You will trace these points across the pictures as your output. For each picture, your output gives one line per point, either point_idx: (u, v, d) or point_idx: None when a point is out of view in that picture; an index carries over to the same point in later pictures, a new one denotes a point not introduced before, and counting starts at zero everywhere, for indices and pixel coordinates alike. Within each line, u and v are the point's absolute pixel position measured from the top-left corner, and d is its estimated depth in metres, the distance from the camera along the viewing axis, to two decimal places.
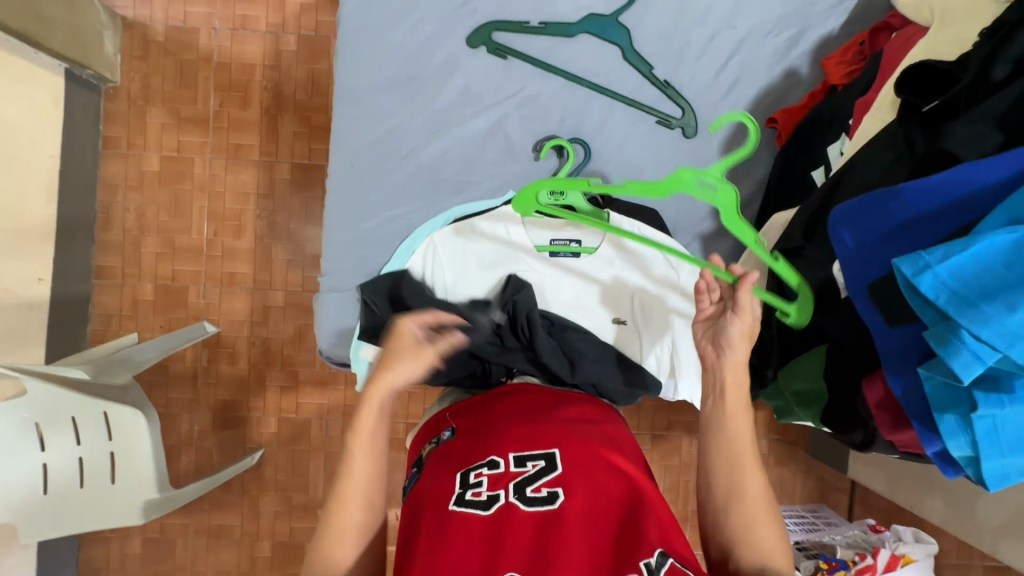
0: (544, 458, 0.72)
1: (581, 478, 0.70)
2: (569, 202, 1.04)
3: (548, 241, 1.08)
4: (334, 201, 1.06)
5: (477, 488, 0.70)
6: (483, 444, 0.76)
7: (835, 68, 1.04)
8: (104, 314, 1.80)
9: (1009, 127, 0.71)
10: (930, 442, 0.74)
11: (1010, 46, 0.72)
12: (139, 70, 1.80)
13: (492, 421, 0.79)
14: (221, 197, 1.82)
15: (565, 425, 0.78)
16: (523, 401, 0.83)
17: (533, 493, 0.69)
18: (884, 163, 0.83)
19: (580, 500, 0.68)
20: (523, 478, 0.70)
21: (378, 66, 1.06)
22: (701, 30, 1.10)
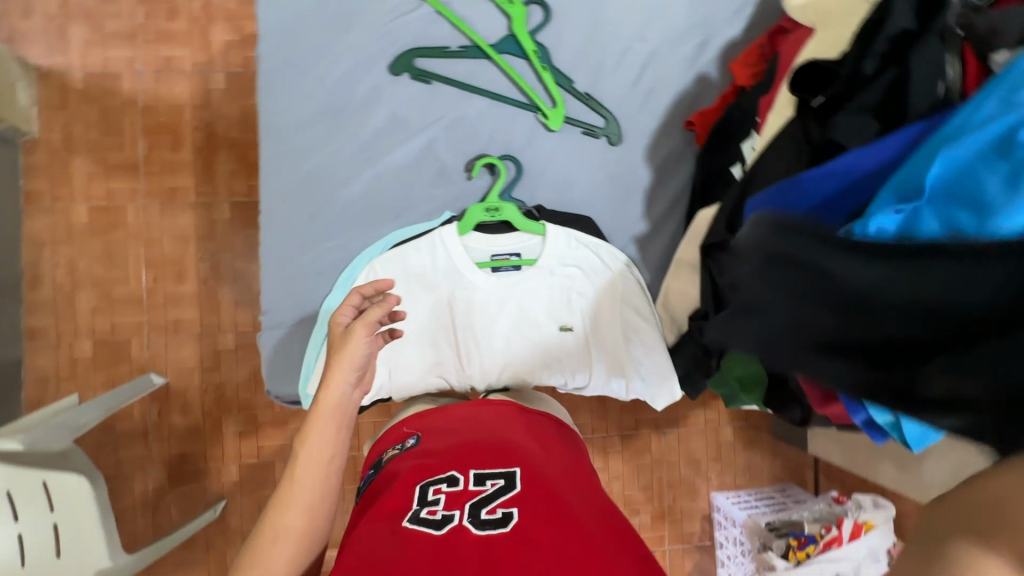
0: (504, 478, 0.74)
1: (538, 497, 0.70)
2: (504, 217, 1.07)
3: (489, 257, 1.10)
4: (269, 238, 1.05)
5: (434, 506, 0.69)
6: (447, 464, 0.77)
7: (741, 70, 1.12)
8: (39, 377, 1.69)
9: (884, 116, 0.77)
10: (856, 411, 0.79)
11: (875, 44, 0.79)
12: (58, 119, 1.73)
13: (457, 444, 0.81)
14: (158, 243, 1.76)
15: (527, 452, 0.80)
16: (489, 424, 0.87)
17: (488, 513, 0.68)
18: (788, 155, 0.89)
19: (533, 517, 0.66)
20: (480, 498, 0.70)
21: (302, 100, 1.06)
22: (614, 44, 1.15)
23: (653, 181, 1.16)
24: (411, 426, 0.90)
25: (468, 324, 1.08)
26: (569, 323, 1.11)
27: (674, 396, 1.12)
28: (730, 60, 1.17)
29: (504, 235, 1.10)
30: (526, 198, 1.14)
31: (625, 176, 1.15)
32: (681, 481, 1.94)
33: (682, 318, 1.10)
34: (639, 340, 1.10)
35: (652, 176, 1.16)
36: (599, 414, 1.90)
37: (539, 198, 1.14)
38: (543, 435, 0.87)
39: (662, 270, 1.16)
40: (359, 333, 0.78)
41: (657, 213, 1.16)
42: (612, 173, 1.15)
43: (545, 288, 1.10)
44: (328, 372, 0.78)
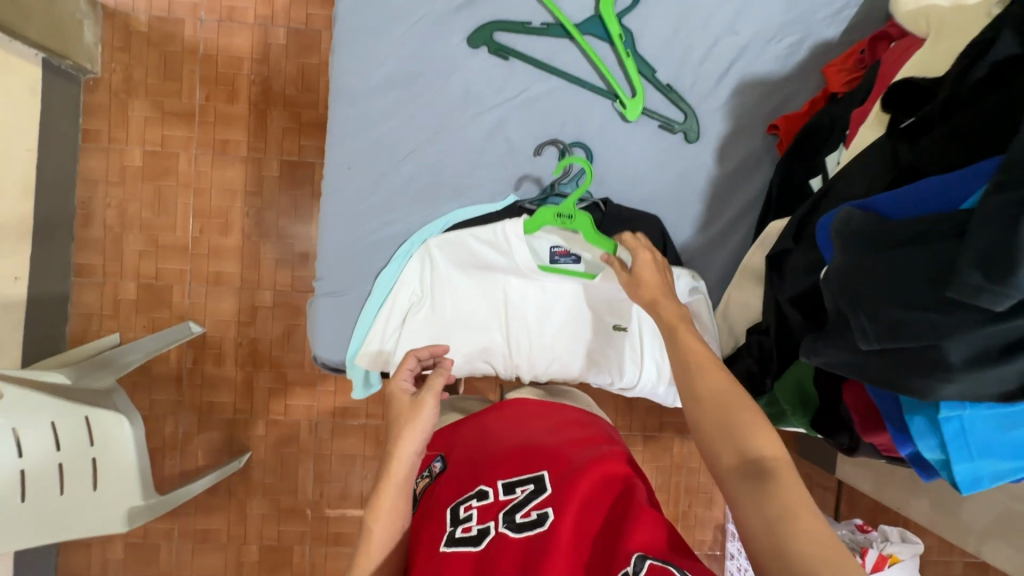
0: (532, 482, 0.74)
1: (566, 497, 0.70)
2: (576, 226, 0.97)
3: (550, 254, 1.04)
4: (331, 204, 1.03)
5: (467, 522, 0.71)
6: (473, 476, 0.77)
7: (836, 75, 1.05)
8: (84, 313, 1.74)
9: (968, 144, 0.68)
10: (904, 444, 0.74)
11: (975, 66, 0.70)
12: (120, 61, 1.73)
13: (482, 450, 0.80)
14: (207, 194, 1.77)
15: (544, 447, 0.78)
16: (512, 422, 0.86)
17: (522, 518, 0.69)
18: (872, 173, 0.82)
19: (567, 518, 0.67)
20: (512, 505, 0.71)
21: (376, 65, 1.02)
22: (703, 35, 1.09)
23: (726, 186, 1.11)
24: (437, 447, 0.89)
25: (522, 311, 1.06)
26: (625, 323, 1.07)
27: None
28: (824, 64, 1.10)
29: (568, 234, 1.02)
30: (595, 190, 1.09)
31: (698, 177, 1.10)
32: (698, 488, 1.93)
33: (741, 330, 1.07)
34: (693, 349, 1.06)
35: (725, 180, 1.11)
36: (625, 412, 1.88)
37: (607, 191, 1.09)
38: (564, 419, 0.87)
39: (724, 279, 1.12)
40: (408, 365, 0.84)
41: (725, 219, 1.10)
42: (684, 172, 1.10)
43: (603, 290, 1.05)
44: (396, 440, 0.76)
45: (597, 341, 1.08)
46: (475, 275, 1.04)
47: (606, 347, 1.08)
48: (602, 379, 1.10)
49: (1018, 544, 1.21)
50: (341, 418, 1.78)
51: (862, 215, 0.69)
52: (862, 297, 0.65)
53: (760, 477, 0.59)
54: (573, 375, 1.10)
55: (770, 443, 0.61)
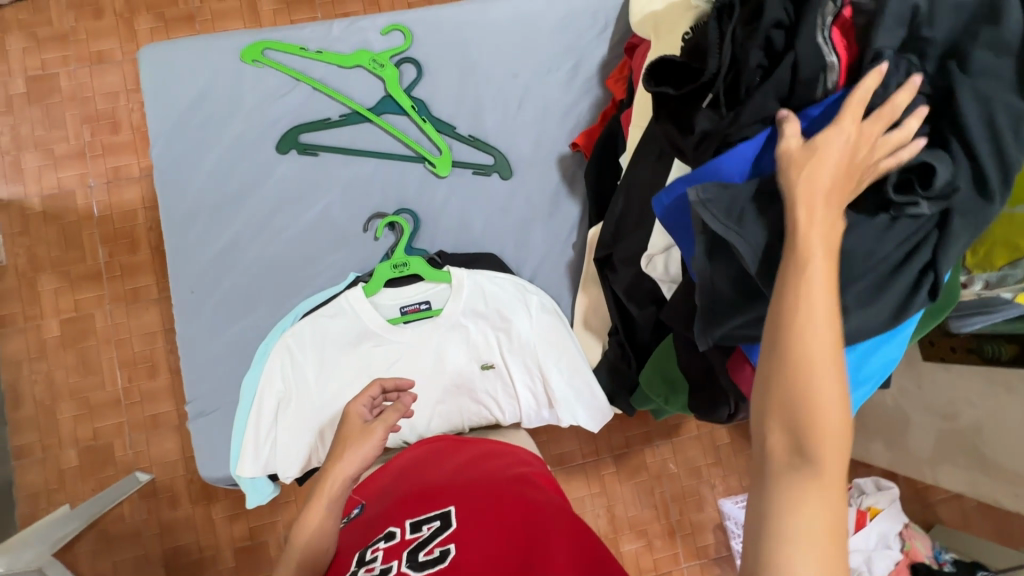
0: (439, 518, 0.76)
1: (468, 531, 0.73)
2: (413, 272, 1.09)
3: (399, 311, 1.11)
4: (185, 329, 1.08)
5: (371, 563, 0.73)
6: (385, 522, 0.80)
7: (614, 85, 1.15)
8: (31, 493, 1.73)
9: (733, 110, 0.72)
10: None
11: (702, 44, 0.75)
12: (22, 244, 1.83)
13: (394, 496, 0.84)
14: (129, 344, 1.82)
15: (457, 485, 0.83)
16: (434, 463, 0.91)
17: (425, 556, 0.70)
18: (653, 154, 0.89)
19: (466, 552, 0.69)
20: (415, 544, 0.73)
21: (197, 193, 1.10)
22: (490, 85, 1.19)
23: (553, 206, 1.17)
24: (361, 495, 0.92)
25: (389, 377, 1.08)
26: (490, 359, 1.10)
27: (608, 416, 1.10)
28: (606, 77, 1.20)
29: (411, 286, 1.11)
30: (429, 246, 1.15)
31: (524, 207, 1.17)
32: (684, 493, 1.88)
33: (602, 335, 1.10)
34: (563, 368, 1.08)
35: (550, 201, 1.17)
36: (586, 437, 1.86)
37: (441, 244, 1.15)
38: (480, 455, 0.92)
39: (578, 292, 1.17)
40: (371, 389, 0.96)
41: (563, 236, 1.17)
42: (509, 206, 1.17)
43: (459, 334, 1.10)
44: (333, 463, 0.87)
45: (471, 384, 1.10)
46: (334, 356, 1.08)
47: (481, 386, 1.10)
48: (488, 418, 1.11)
49: None
50: None
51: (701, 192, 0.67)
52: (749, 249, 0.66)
53: (800, 475, 0.51)
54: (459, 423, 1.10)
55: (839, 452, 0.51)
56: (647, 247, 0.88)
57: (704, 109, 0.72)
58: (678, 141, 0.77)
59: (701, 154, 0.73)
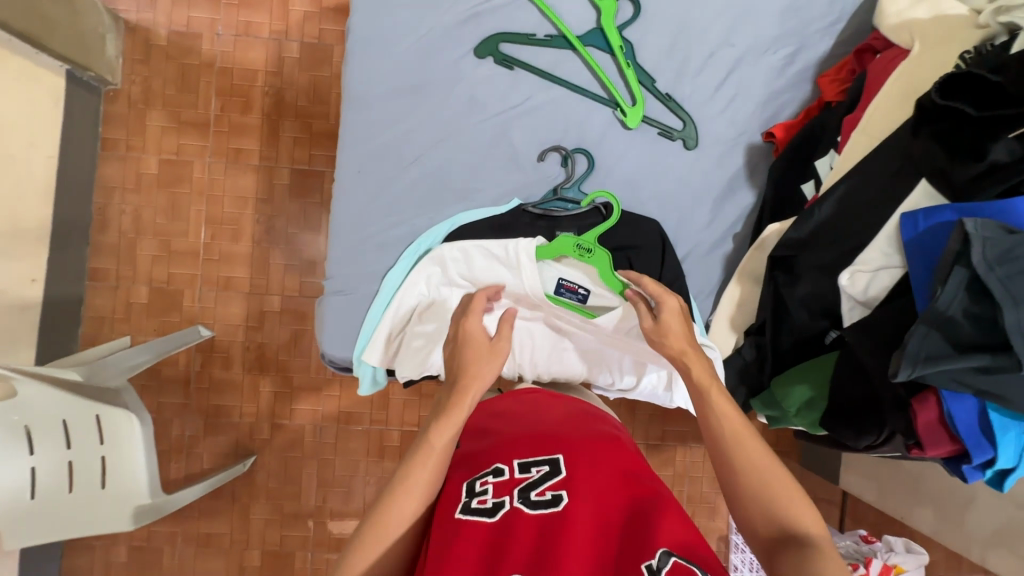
0: (548, 463, 0.72)
1: (586, 483, 0.69)
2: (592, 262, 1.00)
3: (556, 283, 1.06)
4: (341, 205, 1.07)
5: (483, 495, 0.70)
6: (489, 455, 0.76)
7: (829, 85, 1.08)
8: (97, 317, 1.75)
9: None
10: (981, 452, 0.77)
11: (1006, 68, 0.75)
12: (140, 73, 1.77)
13: (494, 436, 0.80)
14: (219, 202, 1.79)
15: (563, 432, 0.77)
16: (532, 408, 0.85)
17: (537, 497, 0.68)
18: (886, 172, 0.87)
19: (583, 504, 0.66)
20: (527, 483, 0.69)
21: (386, 74, 1.07)
22: (701, 48, 1.13)
23: (724, 190, 1.14)
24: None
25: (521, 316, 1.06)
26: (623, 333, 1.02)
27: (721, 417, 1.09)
28: (820, 74, 1.14)
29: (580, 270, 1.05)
30: (594, 194, 1.13)
31: (696, 182, 1.14)
32: (701, 498, 1.83)
33: (738, 330, 1.09)
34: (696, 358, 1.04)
35: (723, 184, 1.14)
36: (626, 418, 1.81)
37: (606, 195, 1.13)
38: (581, 413, 0.85)
39: (721, 282, 1.15)
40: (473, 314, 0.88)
41: (724, 223, 1.14)
42: (683, 178, 1.14)
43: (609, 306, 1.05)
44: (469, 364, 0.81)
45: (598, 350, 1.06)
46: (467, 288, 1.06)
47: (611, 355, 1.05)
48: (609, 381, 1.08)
49: (1018, 551, 1.19)
50: (345, 424, 1.79)
51: (983, 225, 0.70)
52: (1017, 296, 0.67)
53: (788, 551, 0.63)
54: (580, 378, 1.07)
55: (815, 522, 0.65)
56: (855, 262, 0.88)
57: (1009, 139, 0.73)
58: (948, 167, 0.79)
59: (976, 186, 0.76)
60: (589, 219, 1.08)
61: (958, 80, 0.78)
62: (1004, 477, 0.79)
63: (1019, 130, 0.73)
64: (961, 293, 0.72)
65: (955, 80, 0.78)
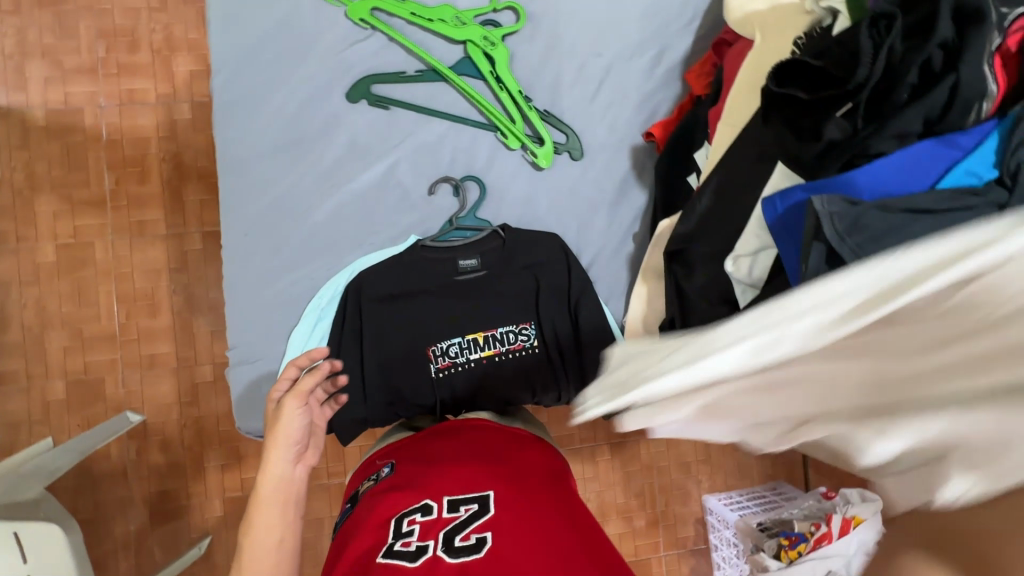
0: (477, 501, 0.72)
1: (511, 517, 0.69)
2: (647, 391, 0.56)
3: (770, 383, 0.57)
4: (234, 272, 1.03)
5: (408, 537, 0.69)
6: (421, 490, 0.75)
7: (695, 80, 1.14)
8: (11, 423, 1.62)
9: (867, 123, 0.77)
10: None
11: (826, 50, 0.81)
12: (20, 159, 1.67)
13: (431, 469, 0.79)
14: (129, 278, 1.70)
15: (503, 462, 0.80)
16: (463, 444, 0.84)
17: (460, 542, 0.67)
18: (749, 158, 0.91)
19: (508, 538, 0.66)
20: (453, 525, 0.69)
21: (259, 132, 1.05)
22: (571, 61, 1.16)
23: (618, 192, 1.17)
24: (388, 456, 0.87)
25: (430, 348, 1.07)
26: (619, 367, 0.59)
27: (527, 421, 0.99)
28: (687, 70, 1.19)
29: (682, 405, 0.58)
30: (493, 218, 1.13)
31: (591, 189, 1.16)
32: (672, 486, 1.84)
33: (653, 327, 1.09)
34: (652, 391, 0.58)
35: (617, 187, 1.17)
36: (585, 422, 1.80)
37: (505, 217, 1.13)
38: (520, 445, 0.85)
39: (633, 280, 1.17)
40: (291, 405, 0.77)
41: (624, 223, 1.17)
42: (578, 188, 1.16)
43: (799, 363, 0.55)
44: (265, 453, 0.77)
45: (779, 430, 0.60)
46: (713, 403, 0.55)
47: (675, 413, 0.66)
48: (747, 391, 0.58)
49: None
50: None
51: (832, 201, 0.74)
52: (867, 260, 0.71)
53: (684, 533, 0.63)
54: (285, 381, 0.81)
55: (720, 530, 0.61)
56: (734, 249, 0.91)
57: (839, 117, 0.78)
58: (797, 148, 0.84)
59: (822, 163, 0.81)
60: (488, 243, 1.10)
61: (789, 66, 0.83)
62: None
63: (844, 109, 0.78)
64: (823, 267, 0.75)
65: (784, 67, 0.83)
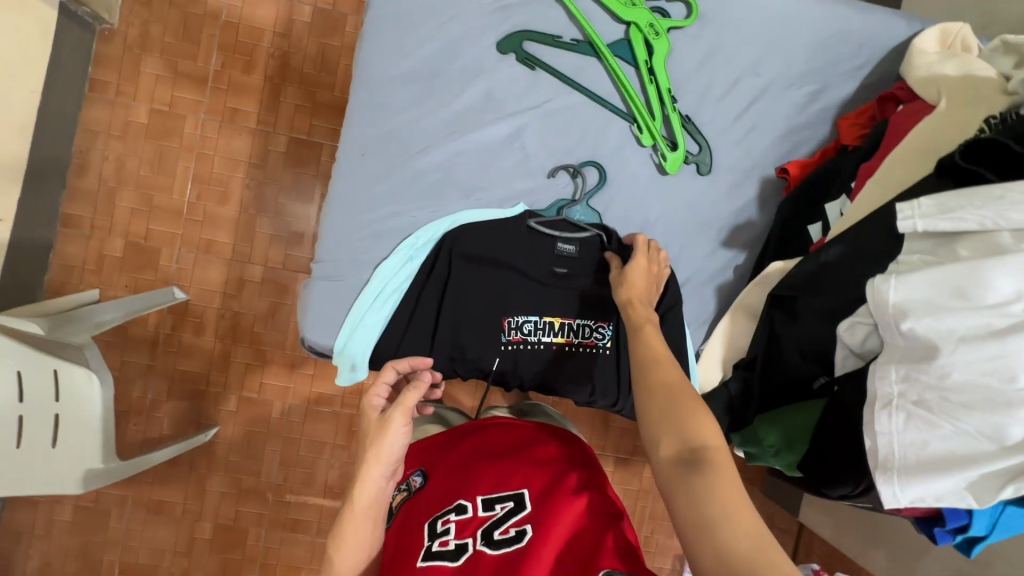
0: (512, 499, 0.71)
1: (548, 512, 0.68)
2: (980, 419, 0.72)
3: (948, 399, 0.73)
4: (339, 188, 1.02)
5: (445, 537, 0.68)
6: (455, 490, 0.75)
7: (848, 128, 1.08)
8: (65, 265, 1.66)
9: None
10: (957, 518, 0.77)
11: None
12: (140, 15, 1.68)
13: (462, 468, 0.78)
14: (209, 161, 1.71)
15: (531, 464, 0.77)
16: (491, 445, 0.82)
17: (501, 535, 0.67)
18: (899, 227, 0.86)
19: (549, 541, 0.65)
20: (491, 522, 0.69)
21: (403, 56, 1.02)
22: (727, 72, 1.11)
23: (730, 220, 1.13)
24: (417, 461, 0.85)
25: (506, 318, 1.05)
26: (924, 334, 0.74)
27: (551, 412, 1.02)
28: (840, 117, 1.13)
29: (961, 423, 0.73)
30: (601, 209, 1.10)
31: (705, 209, 1.12)
32: (663, 517, 1.81)
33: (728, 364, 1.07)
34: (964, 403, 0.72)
35: (731, 214, 1.13)
36: (600, 430, 1.77)
37: (613, 211, 1.10)
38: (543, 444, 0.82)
39: (718, 311, 1.14)
40: (397, 423, 0.72)
41: (726, 252, 1.13)
42: (693, 203, 1.12)
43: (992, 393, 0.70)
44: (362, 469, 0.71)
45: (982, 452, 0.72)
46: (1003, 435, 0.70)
47: (882, 412, 0.78)
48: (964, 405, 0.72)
49: None
50: (314, 404, 1.72)
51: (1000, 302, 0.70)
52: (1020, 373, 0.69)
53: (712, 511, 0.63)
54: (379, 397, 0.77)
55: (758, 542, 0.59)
56: (855, 312, 0.86)
57: None
58: None
59: None
60: (593, 239, 1.06)
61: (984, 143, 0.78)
62: (972, 543, 0.81)
63: None
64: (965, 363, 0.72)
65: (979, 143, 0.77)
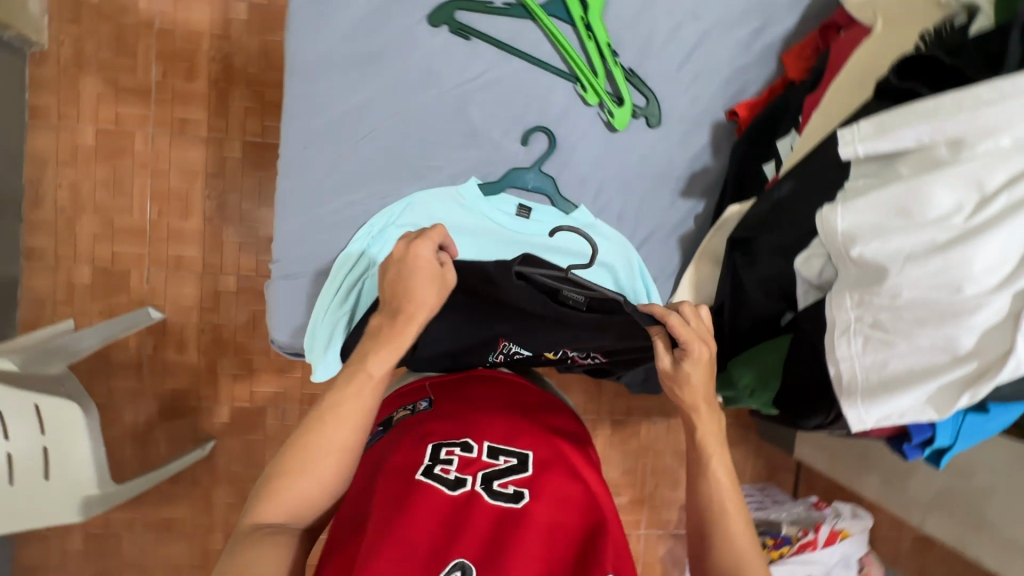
0: (516, 457, 0.72)
1: (549, 479, 0.69)
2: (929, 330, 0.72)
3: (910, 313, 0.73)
4: (288, 185, 1.01)
5: (446, 465, 0.70)
6: (460, 428, 0.76)
7: (794, 62, 1.07)
8: (36, 299, 1.64)
9: None
10: (921, 431, 0.80)
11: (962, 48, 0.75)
12: (70, 34, 1.62)
13: (467, 412, 0.79)
14: (165, 176, 1.67)
15: (538, 427, 0.79)
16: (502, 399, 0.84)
17: (499, 487, 0.68)
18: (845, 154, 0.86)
19: (545, 504, 0.66)
20: (493, 470, 0.70)
21: (334, 42, 1.00)
22: (667, 19, 1.09)
23: (687, 169, 1.13)
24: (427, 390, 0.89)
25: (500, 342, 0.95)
26: (875, 258, 0.75)
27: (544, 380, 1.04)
28: (785, 50, 1.12)
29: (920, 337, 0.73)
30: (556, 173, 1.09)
31: (661, 161, 1.12)
32: (664, 470, 1.85)
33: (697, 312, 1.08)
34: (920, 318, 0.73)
35: (687, 163, 1.12)
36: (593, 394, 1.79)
37: (568, 174, 1.09)
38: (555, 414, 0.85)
39: (684, 262, 1.14)
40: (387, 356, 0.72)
41: (686, 202, 1.13)
42: (647, 156, 1.11)
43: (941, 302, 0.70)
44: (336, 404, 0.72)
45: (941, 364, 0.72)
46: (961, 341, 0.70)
47: (842, 340, 0.80)
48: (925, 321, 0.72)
49: (956, 514, 1.23)
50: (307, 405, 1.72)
51: None
52: None
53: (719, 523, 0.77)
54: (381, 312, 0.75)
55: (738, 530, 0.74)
56: (810, 245, 0.86)
57: None
58: None
59: None
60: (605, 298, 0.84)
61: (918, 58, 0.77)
62: (941, 454, 0.83)
63: None
64: None
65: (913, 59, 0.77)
